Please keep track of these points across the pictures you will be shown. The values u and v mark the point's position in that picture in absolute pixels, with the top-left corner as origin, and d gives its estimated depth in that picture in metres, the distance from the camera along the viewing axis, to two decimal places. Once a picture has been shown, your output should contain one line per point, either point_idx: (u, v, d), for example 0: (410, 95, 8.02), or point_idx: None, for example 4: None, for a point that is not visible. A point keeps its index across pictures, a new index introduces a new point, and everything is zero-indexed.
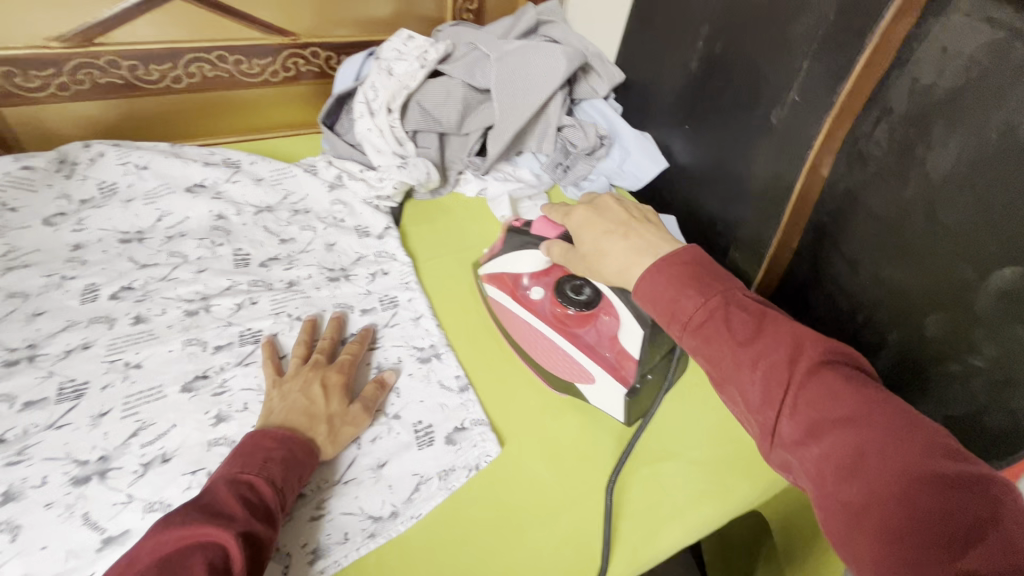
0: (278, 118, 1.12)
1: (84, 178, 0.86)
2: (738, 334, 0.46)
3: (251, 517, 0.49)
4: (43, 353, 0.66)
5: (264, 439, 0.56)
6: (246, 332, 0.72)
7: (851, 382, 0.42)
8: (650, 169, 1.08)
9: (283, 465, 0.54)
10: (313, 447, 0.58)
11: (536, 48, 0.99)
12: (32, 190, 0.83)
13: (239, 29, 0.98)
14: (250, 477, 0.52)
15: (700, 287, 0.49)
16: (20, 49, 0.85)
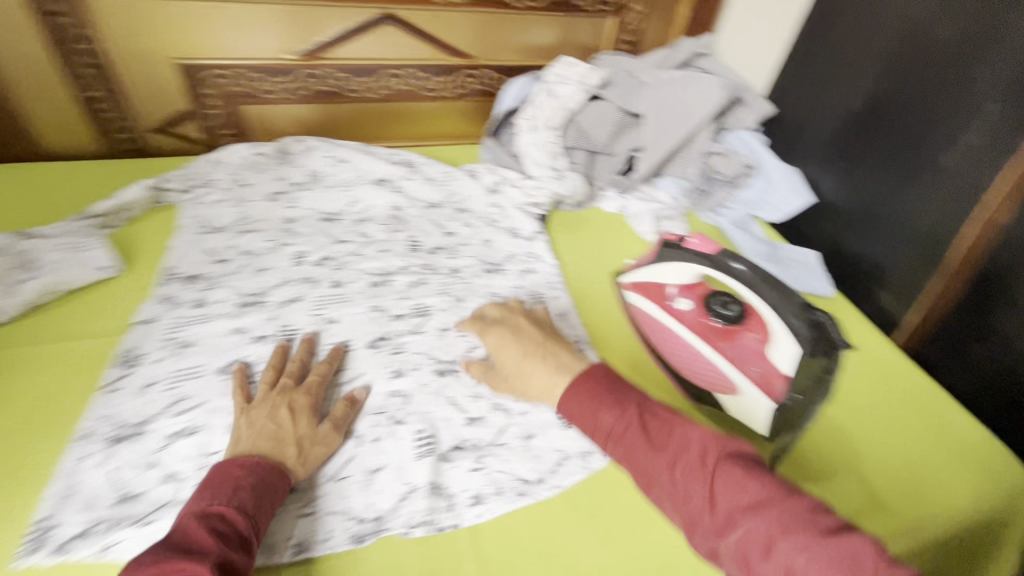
0: (442, 128, 1.26)
1: (298, 166, 1.04)
2: (651, 439, 0.55)
3: (228, 549, 0.49)
4: (267, 301, 0.81)
5: (234, 467, 0.56)
6: (418, 306, 0.84)
7: (752, 473, 0.49)
8: (794, 203, 1.08)
9: (253, 492, 0.54)
10: (280, 468, 0.58)
11: (694, 79, 1.05)
12: (260, 172, 1.02)
13: (430, 51, 1.12)
14: (221, 510, 0.52)
15: (613, 400, 0.59)
16: (263, 60, 1.03)
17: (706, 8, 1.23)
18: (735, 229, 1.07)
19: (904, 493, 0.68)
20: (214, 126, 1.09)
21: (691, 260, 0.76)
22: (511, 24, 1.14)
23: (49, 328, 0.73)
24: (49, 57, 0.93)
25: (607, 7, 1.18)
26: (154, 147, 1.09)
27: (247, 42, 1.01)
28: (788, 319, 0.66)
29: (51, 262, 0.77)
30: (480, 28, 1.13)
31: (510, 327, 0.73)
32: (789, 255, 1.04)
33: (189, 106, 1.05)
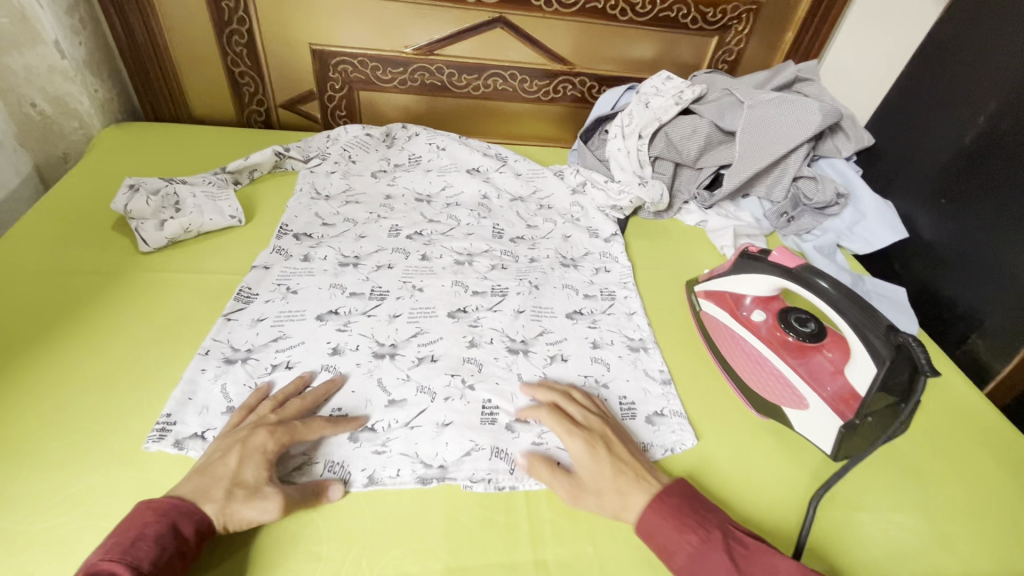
0: (534, 129, 1.33)
1: (402, 149, 1.13)
2: (737, 566, 0.53)
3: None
4: (363, 264, 0.89)
5: (145, 514, 0.52)
6: (496, 287, 0.89)
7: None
8: (885, 238, 1.06)
9: (156, 544, 0.50)
10: (202, 515, 0.53)
11: (793, 102, 1.04)
12: (368, 151, 1.12)
13: (533, 55, 1.19)
14: (111, 566, 0.47)
15: (696, 521, 0.57)
16: (383, 52, 1.14)
17: (814, 34, 1.22)
18: (818, 253, 1.05)
19: (979, 542, 0.65)
20: (332, 109, 1.21)
21: (771, 273, 0.76)
22: (612, 36, 1.18)
23: (184, 261, 0.84)
24: (210, 35, 1.08)
25: (710, 25, 1.18)
26: (280, 121, 1.23)
27: (372, 35, 1.11)
28: (870, 339, 0.64)
29: (191, 205, 0.88)
30: (583, 38, 1.18)
31: (599, 441, 0.63)
32: (876, 288, 1.00)
33: (314, 88, 1.18)
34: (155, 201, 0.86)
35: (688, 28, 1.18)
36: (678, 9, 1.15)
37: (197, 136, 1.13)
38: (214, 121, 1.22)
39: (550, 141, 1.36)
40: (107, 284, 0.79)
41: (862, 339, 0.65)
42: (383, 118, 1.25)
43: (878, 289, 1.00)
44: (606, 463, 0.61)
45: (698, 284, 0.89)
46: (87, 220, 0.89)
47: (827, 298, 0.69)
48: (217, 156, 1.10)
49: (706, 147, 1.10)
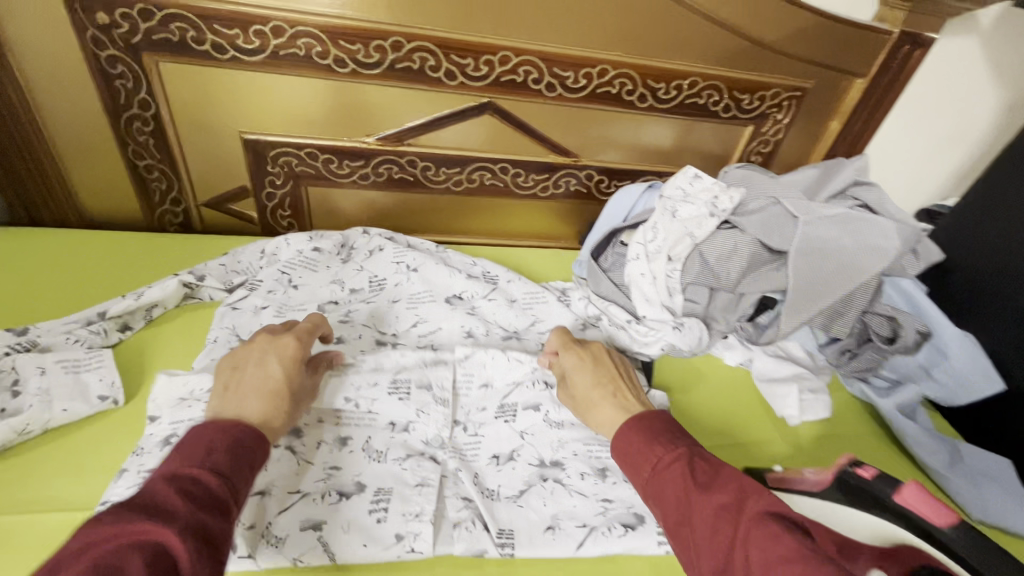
0: (527, 227, 1.08)
1: (359, 268, 0.87)
2: (693, 480, 0.48)
3: (199, 510, 0.40)
4: (301, 446, 0.61)
5: (210, 431, 0.46)
6: (497, 458, 0.67)
7: (800, 536, 0.40)
8: (980, 388, 0.83)
9: (231, 454, 0.45)
10: (261, 433, 0.48)
11: (860, 219, 0.83)
12: (314, 269, 0.85)
13: (529, 145, 0.95)
14: (193, 470, 0.42)
15: (669, 438, 0.52)
16: (340, 141, 0.89)
17: (862, 125, 1.02)
18: (903, 418, 0.81)
19: None
20: (273, 207, 0.95)
21: (901, 528, 0.52)
22: (626, 124, 0.96)
23: (12, 492, 0.55)
24: (103, 123, 0.82)
25: (744, 113, 0.97)
26: (203, 222, 0.96)
27: (325, 121, 0.87)
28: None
29: (38, 383, 0.61)
30: (591, 127, 0.95)
31: (595, 356, 0.67)
32: (976, 462, 0.78)
33: (248, 183, 0.92)
34: None
35: (717, 117, 0.97)
36: (708, 95, 0.93)
37: (84, 252, 0.85)
38: (115, 224, 0.94)
39: (547, 240, 1.11)
40: None
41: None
42: (339, 217, 0.99)
43: (981, 465, 0.78)
44: (591, 375, 0.64)
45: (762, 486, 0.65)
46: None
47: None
48: (106, 283, 0.81)
49: (750, 268, 0.86)
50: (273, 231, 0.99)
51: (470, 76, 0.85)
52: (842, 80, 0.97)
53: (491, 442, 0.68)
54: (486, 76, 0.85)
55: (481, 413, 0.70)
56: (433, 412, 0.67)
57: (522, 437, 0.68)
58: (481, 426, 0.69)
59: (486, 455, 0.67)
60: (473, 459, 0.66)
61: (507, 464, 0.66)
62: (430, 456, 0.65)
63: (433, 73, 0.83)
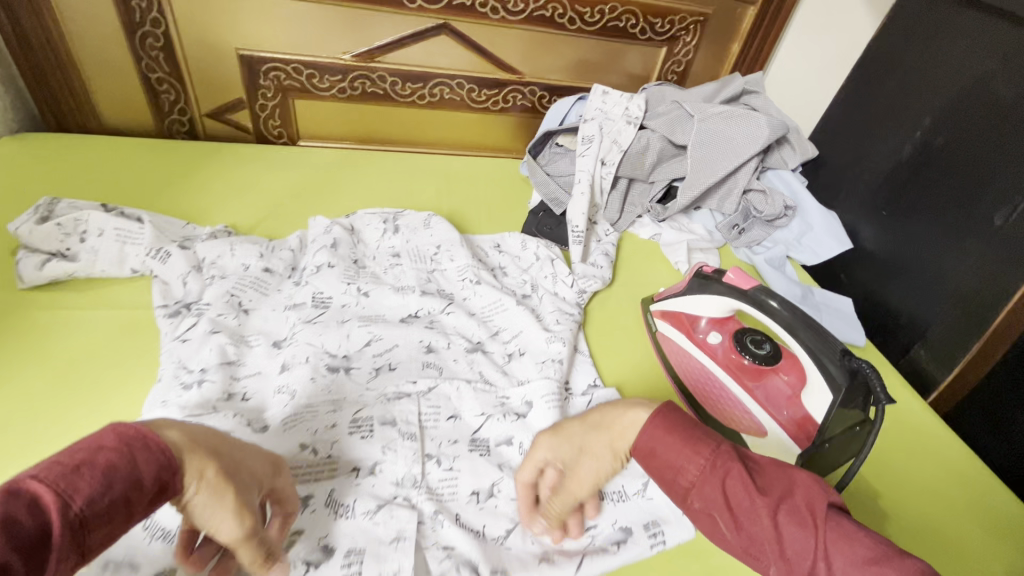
0: (483, 139, 1.27)
1: (304, 284, 0.79)
2: (751, 482, 0.46)
3: (10, 556, 0.31)
4: None
5: (101, 438, 0.38)
6: (475, 491, 0.62)
7: (870, 533, 0.42)
8: (832, 249, 1.07)
9: (105, 479, 0.36)
10: (173, 459, 0.40)
11: (741, 116, 1.03)
12: (264, 295, 0.78)
13: (480, 62, 1.14)
14: (45, 490, 0.34)
15: (701, 437, 0.49)
16: (321, 58, 1.06)
17: (758, 49, 1.24)
18: (770, 267, 1.05)
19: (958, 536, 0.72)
20: (265, 118, 1.13)
21: (728, 296, 0.73)
22: (561, 45, 1.15)
23: (88, 297, 0.75)
24: (119, 37, 0.98)
25: (659, 36, 1.17)
26: (205, 130, 1.13)
27: (308, 40, 1.04)
28: (826, 365, 0.63)
29: (94, 241, 0.77)
30: (532, 47, 1.14)
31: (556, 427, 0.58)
32: (824, 300, 1.02)
33: (243, 95, 1.09)
34: (53, 231, 0.76)
35: (637, 39, 1.17)
36: (627, 19, 1.13)
37: (107, 148, 1.02)
38: (129, 131, 1.10)
39: (500, 151, 1.31)
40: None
41: (815, 359, 0.64)
42: (321, 128, 1.17)
43: (827, 301, 1.01)
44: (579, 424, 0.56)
45: (654, 303, 0.85)
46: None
47: (775, 317, 0.68)
48: (130, 173, 0.99)
49: (659, 161, 1.08)
50: (265, 139, 1.16)
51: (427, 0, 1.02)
52: (737, 8, 1.18)
53: (469, 477, 0.63)
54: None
55: (454, 444, 0.66)
56: (402, 447, 0.63)
57: (499, 469, 0.65)
58: (456, 460, 0.65)
59: (466, 491, 0.62)
60: (451, 496, 0.62)
61: (488, 502, 0.62)
62: (405, 500, 0.60)
63: None
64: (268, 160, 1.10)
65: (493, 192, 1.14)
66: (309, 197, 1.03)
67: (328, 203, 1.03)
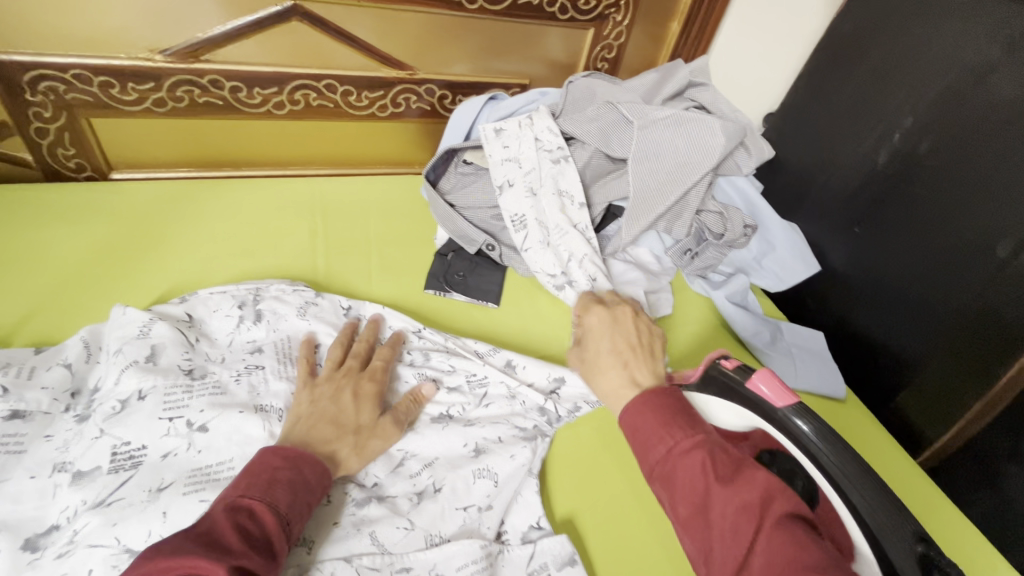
0: (374, 152, 1.00)
1: (98, 435, 0.51)
2: (714, 471, 0.42)
3: (250, 550, 0.41)
4: None
5: (274, 458, 0.49)
6: None
7: (823, 545, 0.37)
8: (798, 274, 0.91)
9: (291, 490, 0.47)
10: (326, 470, 0.51)
11: (691, 120, 0.82)
12: (16, 454, 0.51)
13: (357, 58, 0.86)
14: (255, 502, 0.45)
15: (686, 422, 0.46)
16: (116, 61, 0.75)
17: (700, 26, 1.03)
18: (733, 305, 0.86)
19: None
20: (52, 146, 0.80)
21: (755, 412, 0.55)
22: (459, 30, 0.89)
23: None
24: None
25: (583, 15, 0.93)
26: None
27: (88, 33, 0.72)
28: (882, 548, 0.46)
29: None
30: (421, 34, 0.87)
31: (612, 318, 0.64)
32: (795, 340, 0.86)
33: (7, 119, 0.76)
34: None
35: (556, 19, 0.93)
36: None
37: None
38: None
39: (399, 165, 1.04)
40: None
41: (869, 536, 0.47)
42: (143, 154, 0.86)
43: (800, 342, 0.86)
44: (611, 340, 0.61)
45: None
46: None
47: (820, 464, 0.51)
48: None
49: (592, 179, 0.86)
50: (60, 174, 0.84)
51: None
52: None
53: None
54: None
55: None
56: None
57: None
58: None
59: None
60: None
61: None
62: None
63: None
64: (56, 205, 0.78)
65: (388, 228, 0.88)
66: (115, 258, 0.73)
67: (145, 266, 0.74)
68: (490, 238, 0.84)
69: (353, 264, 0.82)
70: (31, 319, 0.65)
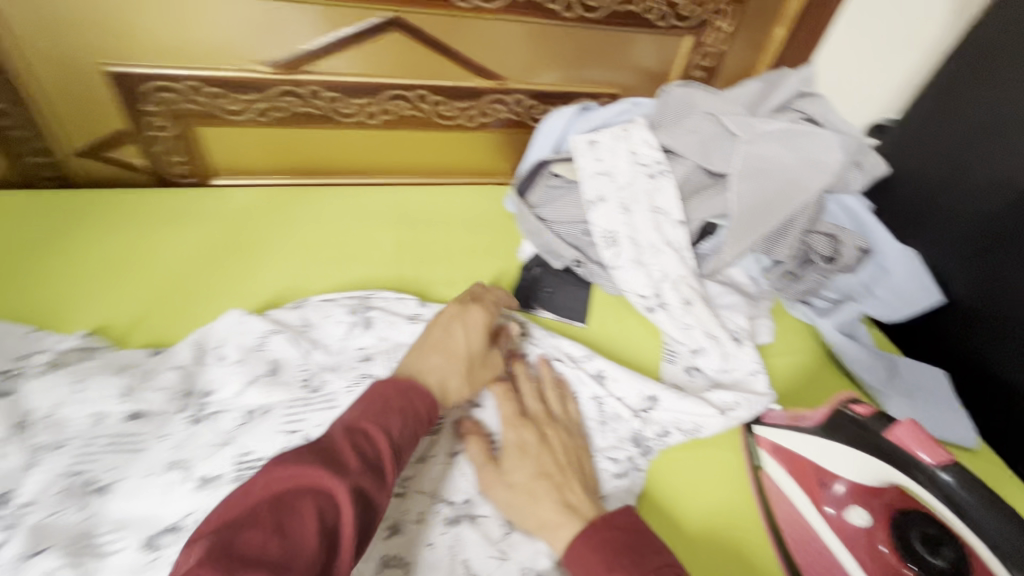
0: (457, 162, 0.99)
1: (223, 443, 0.54)
2: None
3: (367, 472, 0.41)
4: None
5: (386, 387, 0.49)
6: None
7: None
8: (916, 303, 0.81)
9: (404, 417, 0.47)
10: (436, 404, 0.50)
11: (802, 135, 0.76)
12: (134, 454, 0.53)
13: (449, 68, 0.86)
14: (370, 425, 0.44)
15: (637, 559, 0.44)
16: (225, 71, 0.77)
17: (808, 32, 0.96)
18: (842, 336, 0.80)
19: None
20: (162, 153, 0.84)
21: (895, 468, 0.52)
22: (553, 40, 0.87)
23: None
24: None
25: (683, 22, 0.89)
26: (83, 174, 0.85)
27: (199, 45, 0.75)
28: None
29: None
30: (515, 43, 0.86)
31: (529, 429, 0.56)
32: (915, 379, 0.77)
33: (127, 127, 0.80)
34: None
35: (653, 27, 0.89)
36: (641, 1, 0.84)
37: None
38: None
39: (480, 175, 1.02)
40: None
41: None
42: (242, 161, 0.88)
43: (917, 382, 0.77)
44: (532, 465, 0.53)
45: (758, 425, 0.64)
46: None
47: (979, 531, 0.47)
48: None
49: (688, 194, 0.80)
50: (169, 180, 0.88)
51: None
52: None
53: None
54: None
55: None
56: None
57: None
58: None
59: None
60: None
61: None
62: None
63: None
64: (164, 209, 0.81)
65: (472, 241, 0.87)
66: (218, 262, 0.76)
67: (245, 270, 0.76)
68: (578, 255, 0.81)
69: (438, 276, 0.81)
70: (145, 320, 0.68)
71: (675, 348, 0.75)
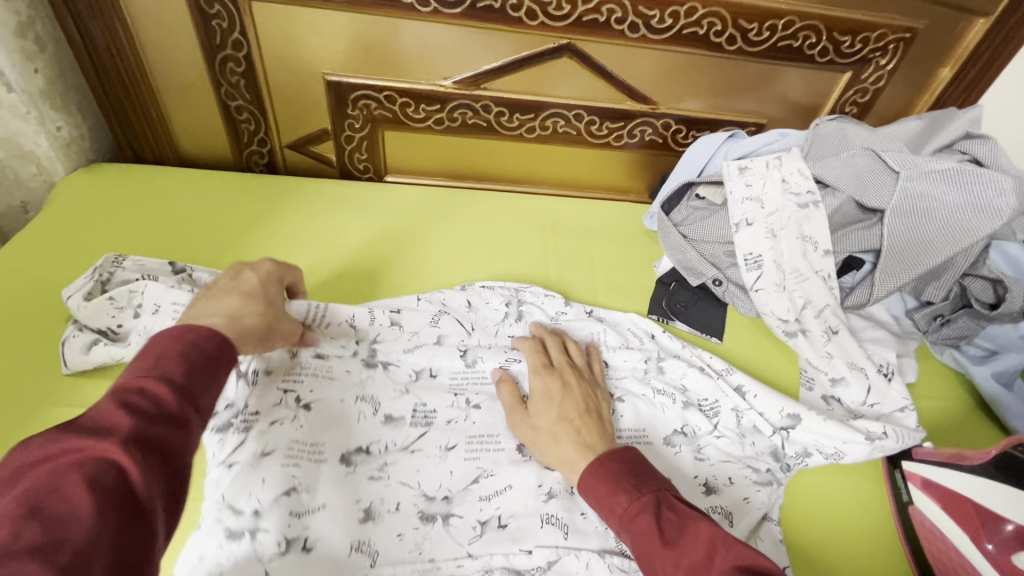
0: (596, 178, 1.06)
1: (405, 391, 0.64)
2: (661, 534, 0.46)
3: (147, 426, 0.37)
4: None
5: (163, 336, 0.42)
6: None
7: None
8: None
9: (184, 358, 0.41)
10: (223, 336, 0.45)
11: (974, 178, 0.74)
12: (333, 382, 0.62)
13: (606, 91, 0.93)
14: (142, 380, 0.39)
15: (630, 483, 0.50)
16: (415, 83, 0.89)
17: (977, 75, 0.94)
18: (997, 386, 0.77)
19: None
20: (350, 151, 0.98)
21: None
22: (710, 70, 0.91)
23: None
24: (199, 61, 0.86)
25: (844, 59, 0.91)
26: (286, 163, 1.00)
27: (399, 60, 0.87)
28: None
29: (148, 320, 0.65)
30: (672, 71, 0.91)
31: (551, 380, 0.62)
32: None
33: (329, 127, 0.95)
34: (103, 303, 0.64)
35: (812, 62, 0.91)
36: (804, 38, 0.87)
37: (175, 183, 0.91)
38: (206, 161, 1.00)
39: (614, 192, 1.08)
40: (23, 435, 0.58)
41: None
42: (411, 162, 1.01)
43: None
44: (556, 409, 0.59)
45: (906, 460, 0.65)
46: (8, 329, 0.67)
47: None
48: (191, 219, 0.86)
49: (837, 226, 0.81)
50: (349, 173, 1.02)
51: (549, 16, 0.82)
52: (960, 23, 0.89)
53: None
54: (568, 15, 0.82)
55: None
56: None
57: None
58: None
59: None
60: None
61: None
62: None
63: (513, 12, 0.82)
64: (350, 198, 0.94)
65: (610, 251, 0.92)
66: (392, 246, 0.87)
67: (415, 258, 0.86)
68: (718, 274, 0.84)
69: (578, 280, 0.87)
70: (338, 291, 0.80)
71: (813, 375, 0.76)
